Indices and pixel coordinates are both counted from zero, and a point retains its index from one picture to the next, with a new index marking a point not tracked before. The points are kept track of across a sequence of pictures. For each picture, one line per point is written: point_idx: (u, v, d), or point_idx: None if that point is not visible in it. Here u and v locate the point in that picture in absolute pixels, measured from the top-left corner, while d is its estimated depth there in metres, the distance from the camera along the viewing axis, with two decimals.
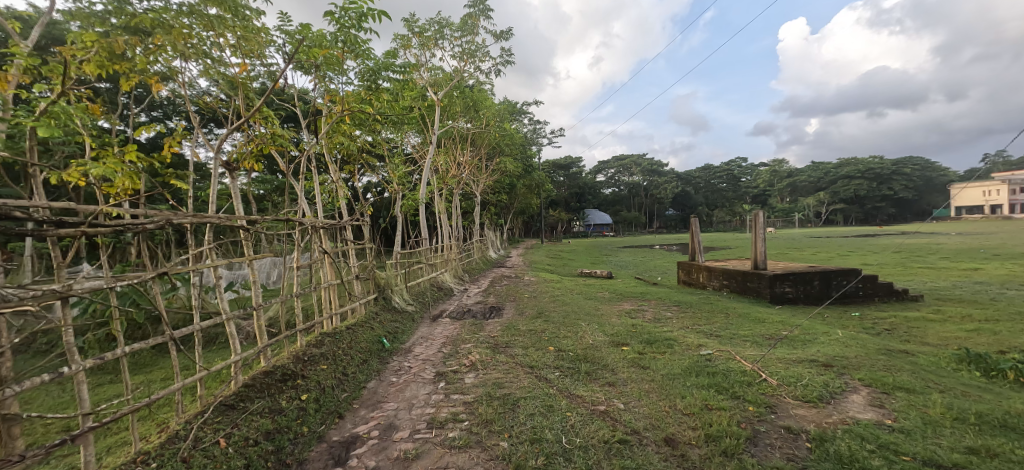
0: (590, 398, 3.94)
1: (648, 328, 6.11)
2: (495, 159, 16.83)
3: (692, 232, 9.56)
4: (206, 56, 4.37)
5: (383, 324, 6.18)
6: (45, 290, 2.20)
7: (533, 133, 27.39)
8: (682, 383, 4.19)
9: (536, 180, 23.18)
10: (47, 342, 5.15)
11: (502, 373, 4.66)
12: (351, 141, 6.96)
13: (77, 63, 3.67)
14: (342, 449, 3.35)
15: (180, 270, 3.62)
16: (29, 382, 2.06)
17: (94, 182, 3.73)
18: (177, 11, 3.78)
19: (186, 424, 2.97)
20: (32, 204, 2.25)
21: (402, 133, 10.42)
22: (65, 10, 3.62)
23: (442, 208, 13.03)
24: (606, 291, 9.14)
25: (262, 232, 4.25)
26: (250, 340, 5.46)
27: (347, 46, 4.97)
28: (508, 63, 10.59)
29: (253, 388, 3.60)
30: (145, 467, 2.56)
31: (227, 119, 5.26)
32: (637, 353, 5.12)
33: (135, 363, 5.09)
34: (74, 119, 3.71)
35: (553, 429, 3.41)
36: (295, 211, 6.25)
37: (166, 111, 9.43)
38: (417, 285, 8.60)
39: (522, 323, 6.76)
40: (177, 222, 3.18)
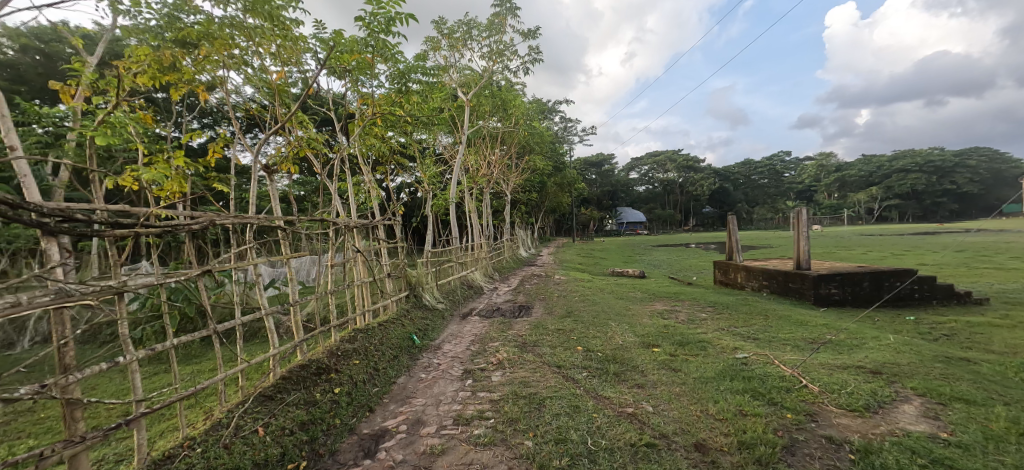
0: (617, 400, 3.86)
1: (681, 330, 5.90)
2: (525, 157, 16.82)
3: (729, 230, 9.15)
4: (247, 65, 4.61)
5: (414, 321, 6.31)
6: (103, 285, 2.36)
7: (564, 131, 27.28)
8: (715, 387, 4.02)
9: (568, 178, 22.98)
10: (110, 334, 5.61)
11: (529, 372, 4.65)
12: (383, 143, 7.15)
13: (133, 77, 3.94)
14: (372, 442, 3.46)
15: (224, 267, 3.79)
16: (90, 370, 2.24)
17: (147, 185, 3.99)
18: (220, 23, 3.98)
19: (228, 412, 3.14)
20: (92, 206, 2.42)
21: (432, 133, 10.60)
22: (124, 27, 3.89)
23: (472, 208, 13.15)
24: (638, 291, 8.93)
25: (299, 231, 4.40)
26: (289, 334, 5.73)
27: (377, 50, 5.10)
28: (537, 60, 10.53)
29: (289, 380, 3.74)
30: (191, 451, 2.72)
31: (268, 124, 5.50)
32: (668, 354, 4.97)
33: (185, 354, 5.46)
34: (129, 127, 3.98)
35: (578, 429, 3.37)
36: (330, 211, 6.48)
37: (214, 118, 10.06)
38: (447, 283, 8.72)
39: (550, 322, 6.71)
40: (221, 222, 3.34)
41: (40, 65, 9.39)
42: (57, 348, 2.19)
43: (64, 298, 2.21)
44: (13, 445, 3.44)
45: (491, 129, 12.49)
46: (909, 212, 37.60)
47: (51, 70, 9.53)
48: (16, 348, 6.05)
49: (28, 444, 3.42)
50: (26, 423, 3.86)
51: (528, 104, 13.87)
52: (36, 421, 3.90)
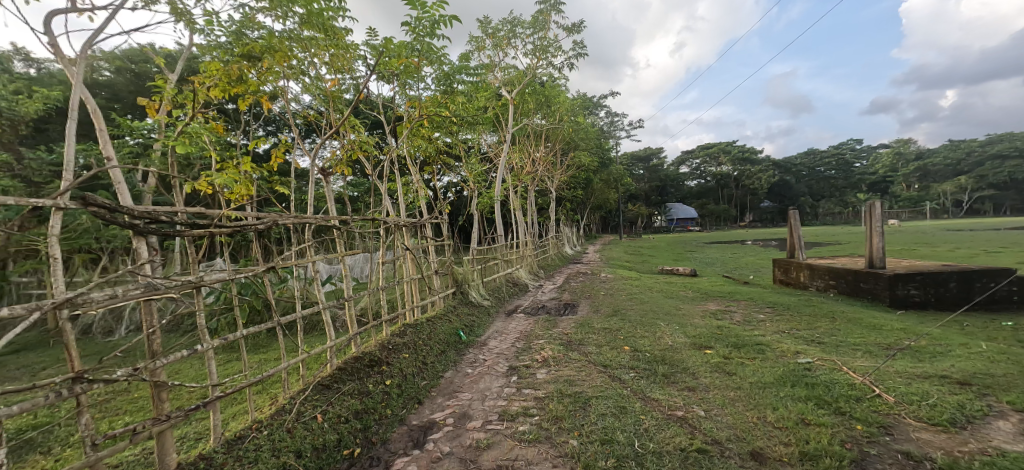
0: (666, 402, 3.74)
1: (736, 331, 5.61)
2: (570, 154, 16.64)
3: (791, 225, 8.57)
4: (305, 74, 4.91)
5: (461, 317, 6.46)
6: (184, 281, 2.60)
7: (610, 125, 26.75)
8: (774, 393, 3.78)
9: (615, 174, 22.49)
10: (190, 324, 6.20)
11: (575, 371, 4.61)
12: (430, 143, 7.36)
13: (206, 90, 4.29)
14: (420, 433, 3.58)
15: (286, 264, 4.05)
16: (174, 356, 2.47)
17: (219, 189, 4.34)
18: (280, 37, 4.25)
19: (291, 399, 3.36)
20: (175, 209, 2.66)
21: (478, 132, 10.75)
22: (199, 45, 4.25)
23: (517, 205, 13.21)
24: (689, 290, 8.57)
25: (353, 230, 4.62)
26: (345, 328, 6.06)
27: (423, 54, 5.24)
28: (582, 55, 10.37)
29: (345, 371, 3.95)
30: (259, 433, 2.95)
31: (324, 129, 5.80)
32: (722, 357, 4.74)
33: (254, 344, 5.93)
34: (203, 137, 4.35)
35: (625, 431, 3.30)
36: (381, 210, 6.75)
37: (277, 125, 10.82)
38: (493, 281, 8.84)
39: (596, 320, 6.62)
40: (283, 222, 3.58)
41: (132, 83, 10.53)
42: (147, 336, 2.45)
43: (153, 291, 2.46)
44: (113, 420, 3.91)
45: (535, 127, 12.48)
46: (1009, 204, 33.35)
47: (140, 88, 10.66)
48: (115, 334, 6.86)
49: (125, 420, 3.87)
50: (124, 401, 4.37)
51: (573, 100, 13.71)
52: (131, 400, 4.40)
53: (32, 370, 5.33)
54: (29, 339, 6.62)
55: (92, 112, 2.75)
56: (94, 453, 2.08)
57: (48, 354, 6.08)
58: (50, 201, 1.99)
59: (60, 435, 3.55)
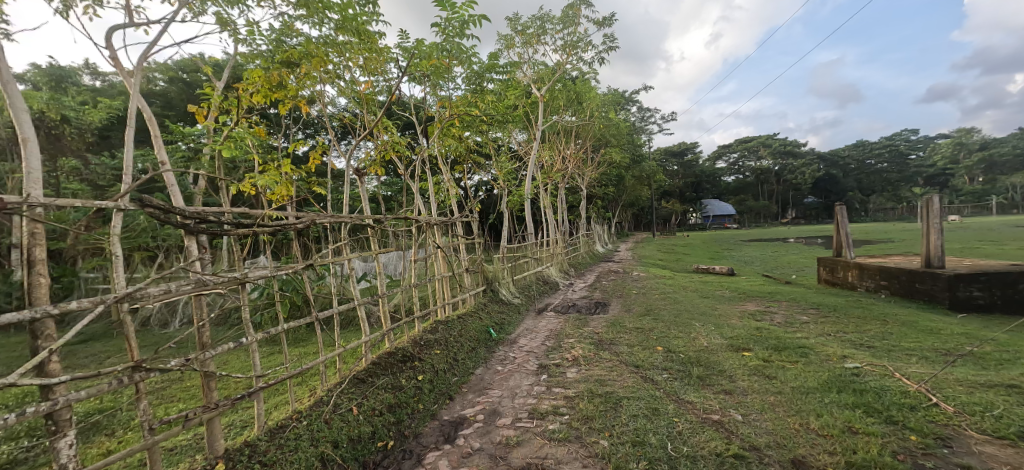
0: (701, 405, 3.63)
1: (777, 333, 5.36)
2: (601, 150, 16.40)
3: (838, 222, 8.11)
4: (340, 78, 5.06)
5: (491, 315, 6.51)
6: (232, 277, 2.74)
7: (643, 121, 26.19)
8: (818, 399, 3.60)
9: (648, 170, 22.04)
10: (237, 319, 6.55)
11: (606, 370, 4.55)
12: (460, 143, 7.44)
13: (249, 96, 4.50)
14: (451, 428, 3.64)
15: (324, 261, 4.18)
16: (223, 348, 2.61)
17: (262, 190, 4.54)
18: (317, 43, 4.40)
19: (329, 391, 3.48)
20: (222, 209, 2.80)
21: (507, 130, 10.76)
22: (243, 54, 4.46)
23: (548, 203, 13.16)
24: (726, 290, 8.27)
25: (386, 229, 4.73)
26: (379, 324, 6.24)
27: (453, 54, 5.30)
28: (613, 49, 10.19)
29: (379, 365, 4.06)
30: (299, 422, 3.07)
31: (359, 131, 5.97)
32: (761, 359, 4.55)
33: (295, 338, 6.20)
34: (247, 141, 4.56)
35: (658, 433, 3.23)
36: (413, 209, 6.88)
37: (314, 128, 11.26)
38: (523, 279, 8.87)
39: (628, 320, 6.50)
40: (321, 221, 3.70)
41: (183, 92, 11.22)
42: (197, 328, 2.59)
43: (203, 287, 2.60)
44: (168, 406, 4.19)
45: (566, 124, 12.38)
46: None
47: (191, 96, 11.33)
48: (170, 327, 7.34)
49: (178, 407, 4.14)
50: (178, 389, 4.68)
51: (604, 95, 13.50)
52: (185, 388, 4.70)
53: (99, 359, 5.80)
54: (96, 330, 7.19)
55: (147, 119, 2.96)
56: (151, 436, 2.22)
57: (112, 343, 6.59)
58: (112, 202, 2.15)
59: (122, 419, 3.84)
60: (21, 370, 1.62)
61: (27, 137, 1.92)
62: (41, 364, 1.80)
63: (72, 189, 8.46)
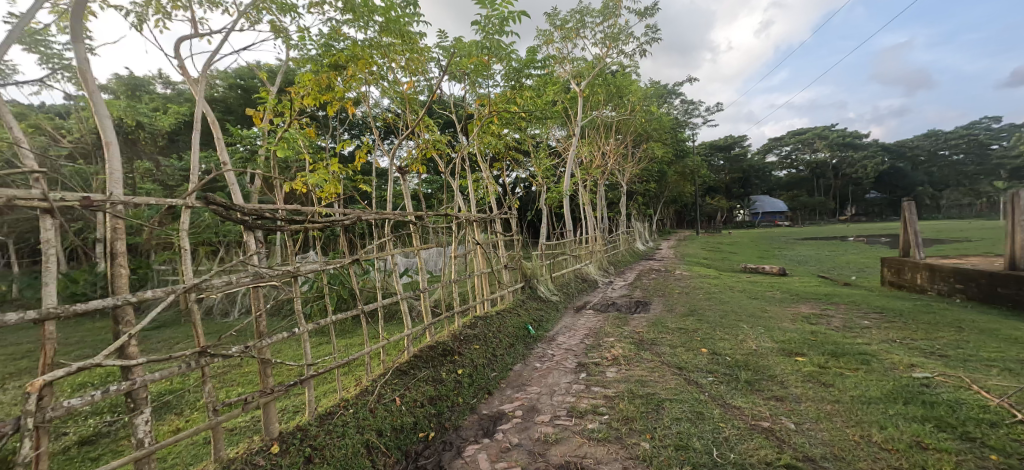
0: (750, 411, 3.48)
1: (834, 338, 5.05)
2: (642, 145, 16.00)
3: (906, 219, 7.53)
4: (384, 80, 5.22)
5: (529, 311, 6.54)
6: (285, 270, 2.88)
7: (686, 114, 25.35)
8: (881, 410, 3.35)
9: (691, 165, 21.31)
10: (289, 310, 6.94)
11: (647, 371, 4.45)
12: (499, 140, 7.49)
13: (300, 99, 4.70)
14: (490, 423, 3.69)
15: (369, 257, 4.30)
16: (278, 336, 2.76)
17: (312, 188, 4.74)
18: (363, 46, 4.55)
19: (373, 382, 3.61)
20: (277, 206, 2.94)
21: (546, 127, 10.73)
22: (294, 59, 4.67)
23: (587, 200, 13.02)
24: (777, 291, 7.86)
25: (428, 225, 4.82)
26: (420, 317, 6.44)
27: (493, 52, 5.34)
28: (655, 40, 9.90)
29: (420, 358, 4.18)
30: (346, 410, 3.21)
31: (401, 130, 6.12)
32: (816, 365, 4.30)
33: (341, 330, 6.49)
34: (299, 141, 4.78)
35: (703, 438, 3.12)
36: (453, 206, 6.98)
37: (360, 128, 11.70)
38: (561, 276, 8.85)
39: (670, 320, 6.32)
40: (366, 217, 3.82)
41: (241, 98, 11.98)
42: (255, 317, 2.75)
43: (260, 279, 2.76)
44: (229, 390, 4.51)
45: (605, 119, 12.18)
46: None
47: (248, 100, 12.07)
48: (230, 316, 7.88)
49: (237, 391, 4.44)
50: (237, 374, 5.01)
51: (646, 88, 13.17)
52: (243, 373, 5.04)
53: (169, 344, 6.32)
54: (167, 318, 7.84)
55: (211, 123, 3.17)
56: (216, 417, 2.40)
57: (180, 330, 7.16)
58: (181, 199, 2.33)
59: (189, 400, 4.17)
60: (105, 352, 1.78)
61: (110, 141, 2.12)
62: (122, 347, 1.98)
63: (146, 189, 9.24)
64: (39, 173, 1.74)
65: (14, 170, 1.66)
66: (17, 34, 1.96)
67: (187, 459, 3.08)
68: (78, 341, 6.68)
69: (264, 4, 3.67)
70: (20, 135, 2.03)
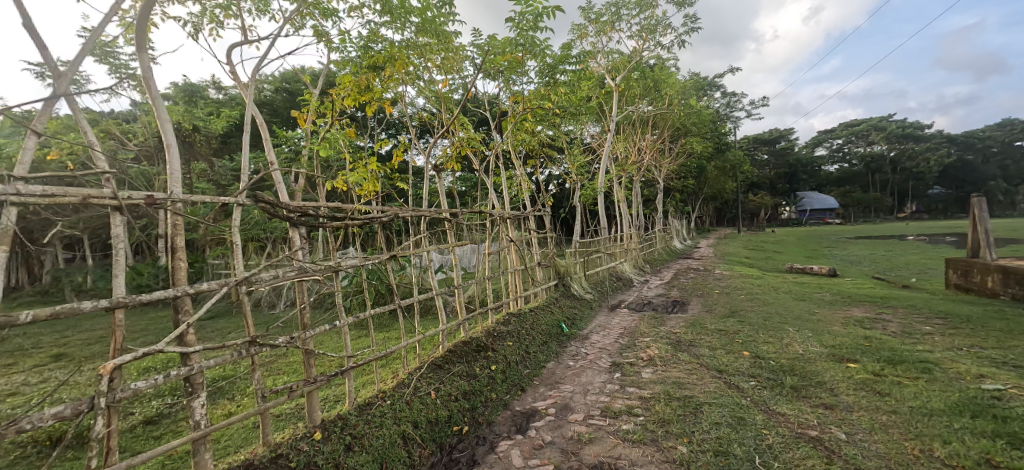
0: (796, 419, 3.32)
1: (891, 344, 4.73)
2: (681, 140, 15.53)
3: (975, 216, 6.97)
4: (421, 79, 5.32)
5: (563, 309, 6.51)
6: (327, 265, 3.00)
7: (728, 107, 24.41)
8: (944, 423, 3.12)
9: (733, 160, 20.52)
10: (330, 303, 7.22)
11: (684, 373, 4.33)
12: (533, 137, 7.48)
13: (341, 100, 4.86)
14: (524, 419, 3.70)
15: (406, 253, 4.39)
16: (320, 329, 2.88)
17: (352, 187, 4.90)
18: (400, 46, 4.65)
19: (409, 374, 3.71)
20: (319, 203, 3.06)
21: (580, 123, 10.62)
22: (335, 61, 4.83)
23: (622, 196, 12.79)
24: (826, 292, 7.45)
25: (462, 222, 4.86)
26: (454, 313, 6.56)
27: (527, 48, 5.35)
28: (694, 30, 9.58)
29: (455, 353, 4.25)
30: (383, 400, 3.31)
31: (436, 129, 6.22)
32: (870, 372, 4.05)
33: (379, 323, 6.70)
34: (339, 141, 4.95)
35: (744, 445, 3.01)
36: (487, 203, 7.04)
37: (397, 128, 11.98)
38: (596, 274, 8.76)
39: (709, 321, 6.12)
40: (403, 214, 3.90)
41: (287, 100, 12.55)
42: (299, 310, 2.89)
43: (304, 273, 2.89)
44: (276, 378, 4.75)
45: (642, 114, 11.91)
46: None
47: (293, 103, 12.63)
48: (277, 308, 8.30)
49: (283, 379, 4.68)
50: (283, 363, 5.27)
51: (684, 81, 12.77)
52: (288, 362, 5.29)
53: (222, 333, 6.73)
54: (220, 308, 8.35)
55: (260, 125, 3.33)
56: (264, 403, 2.54)
57: (232, 321, 7.60)
58: (232, 197, 2.46)
59: (240, 387, 4.43)
60: (166, 340, 1.92)
61: (170, 144, 2.28)
62: (181, 335, 2.13)
63: (202, 188, 9.86)
64: (110, 174, 1.89)
65: (90, 171, 1.82)
66: (91, 47, 2.13)
67: (238, 441, 3.28)
68: (143, 328, 7.23)
69: (307, 9, 3.83)
70: (93, 139, 2.21)
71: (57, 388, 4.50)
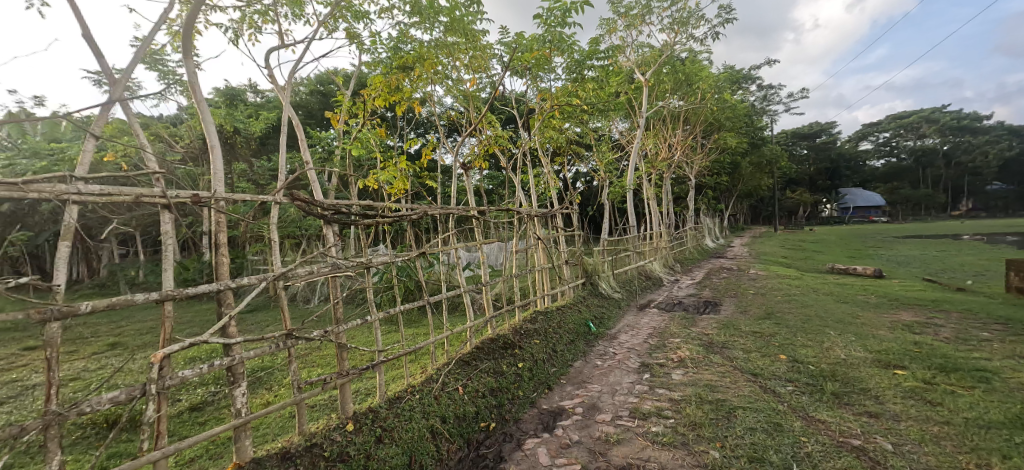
0: (838, 427, 3.18)
1: (943, 350, 4.45)
2: (714, 135, 15.08)
3: None
4: (449, 78, 5.37)
5: (590, 308, 6.45)
6: (359, 261, 3.07)
7: (764, 100, 23.51)
8: (1004, 437, 2.92)
9: (769, 155, 19.76)
10: (362, 298, 7.41)
11: (716, 375, 4.22)
12: (561, 134, 7.45)
13: (372, 100, 4.97)
14: (550, 418, 3.70)
15: (434, 250, 4.45)
16: (352, 323, 2.95)
17: (383, 185, 5.01)
18: (429, 47, 4.71)
19: (438, 370, 3.77)
20: (351, 201, 3.13)
21: (608, 119, 10.48)
22: (366, 63, 4.94)
23: (651, 194, 12.54)
24: (871, 295, 7.07)
25: (489, 220, 4.88)
26: (482, 310, 6.63)
27: (555, 44, 5.31)
28: (729, 22, 9.27)
29: (483, 350, 4.29)
30: (412, 395, 3.37)
31: (464, 127, 6.27)
32: (919, 380, 3.82)
33: (409, 319, 6.84)
34: (370, 141, 5.06)
35: (780, 452, 2.91)
36: (514, 201, 7.05)
37: (426, 127, 12.16)
38: (624, 273, 8.65)
39: (744, 322, 5.92)
40: (432, 212, 3.95)
41: (321, 102, 12.95)
42: (333, 304, 2.97)
43: (337, 269, 2.97)
44: (310, 370, 4.93)
45: (673, 109, 11.64)
46: None
47: (326, 104, 13.01)
48: (311, 303, 8.60)
49: (318, 371, 4.85)
50: (317, 356, 5.46)
51: (718, 74, 12.39)
52: (322, 355, 5.48)
53: (261, 326, 7.03)
54: (259, 303, 8.73)
55: (295, 125, 3.44)
56: (300, 393, 2.64)
57: (270, 314, 7.93)
58: (270, 196, 2.56)
59: (277, 378, 4.62)
60: (210, 331, 2.02)
61: (214, 145, 2.39)
62: (224, 327, 2.24)
63: (242, 187, 10.31)
64: (160, 175, 2.01)
65: (142, 171, 1.93)
66: (144, 55, 2.25)
67: (276, 429, 3.43)
68: (189, 320, 7.65)
69: (340, 13, 3.94)
70: (145, 142, 2.35)
71: (113, 374, 4.82)
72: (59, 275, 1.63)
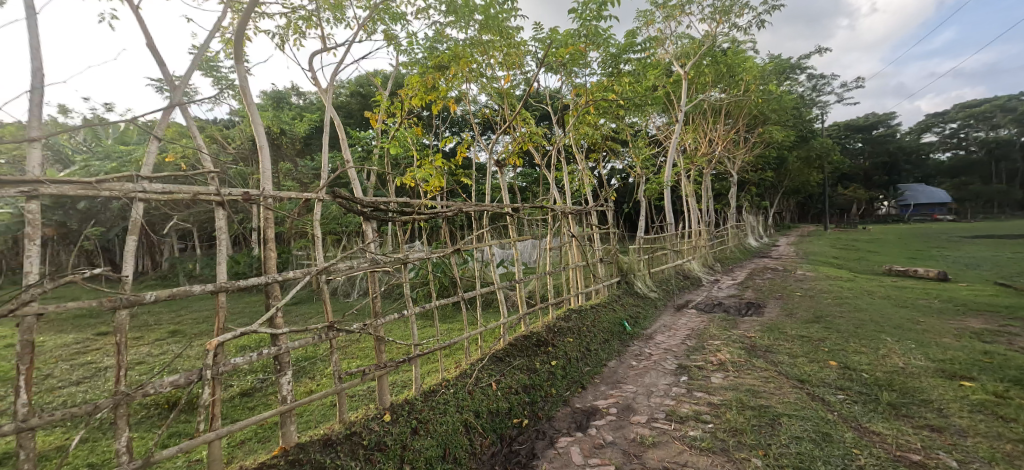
0: (895, 440, 2.98)
1: (1018, 362, 4.08)
2: (758, 128, 14.44)
3: None
4: (483, 77, 5.41)
5: (625, 307, 6.34)
6: (396, 257, 3.14)
7: (814, 91, 22.26)
8: None
9: (819, 149, 18.70)
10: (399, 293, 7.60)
11: (760, 381, 4.04)
12: (597, 130, 7.35)
13: (409, 100, 5.07)
14: (584, 417, 3.67)
15: (469, 247, 4.49)
16: (389, 317, 3.03)
17: (419, 183, 5.11)
18: (464, 45, 4.76)
19: (472, 365, 3.82)
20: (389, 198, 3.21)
21: (645, 114, 10.25)
22: (404, 63, 5.05)
23: (690, 190, 12.17)
24: (934, 299, 6.57)
25: (523, 218, 4.88)
26: (515, 307, 6.66)
27: (590, 39, 5.25)
28: (775, 9, 8.84)
29: (516, 347, 4.31)
30: (447, 388, 3.44)
31: (499, 125, 6.30)
32: (991, 393, 3.52)
33: (443, 314, 6.96)
34: (407, 139, 5.17)
35: (829, 463, 2.76)
36: (548, 198, 7.02)
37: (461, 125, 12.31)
38: (661, 272, 8.45)
39: (789, 326, 5.65)
40: (466, 208, 3.98)
41: (361, 102, 13.35)
42: (372, 298, 3.07)
43: (375, 265, 3.05)
44: (350, 361, 5.13)
45: (713, 102, 11.24)
46: None
47: (366, 104, 13.40)
48: (351, 297, 8.91)
49: (357, 362, 5.03)
50: (357, 348, 5.66)
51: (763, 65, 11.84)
52: (361, 347, 5.68)
53: (305, 318, 7.36)
54: (303, 296, 9.13)
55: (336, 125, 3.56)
56: (340, 383, 2.74)
57: (313, 307, 8.30)
58: (313, 193, 2.66)
59: (319, 367, 4.83)
60: (259, 321, 2.14)
61: (263, 145, 2.52)
62: (272, 318, 2.36)
63: (287, 186, 10.81)
64: (215, 174, 2.13)
65: (199, 171, 2.06)
66: (200, 62, 2.40)
67: (318, 417, 3.59)
68: (240, 311, 8.12)
69: (379, 15, 4.05)
70: (201, 144, 2.50)
71: (174, 359, 5.20)
72: (127, 267, 1.77)
